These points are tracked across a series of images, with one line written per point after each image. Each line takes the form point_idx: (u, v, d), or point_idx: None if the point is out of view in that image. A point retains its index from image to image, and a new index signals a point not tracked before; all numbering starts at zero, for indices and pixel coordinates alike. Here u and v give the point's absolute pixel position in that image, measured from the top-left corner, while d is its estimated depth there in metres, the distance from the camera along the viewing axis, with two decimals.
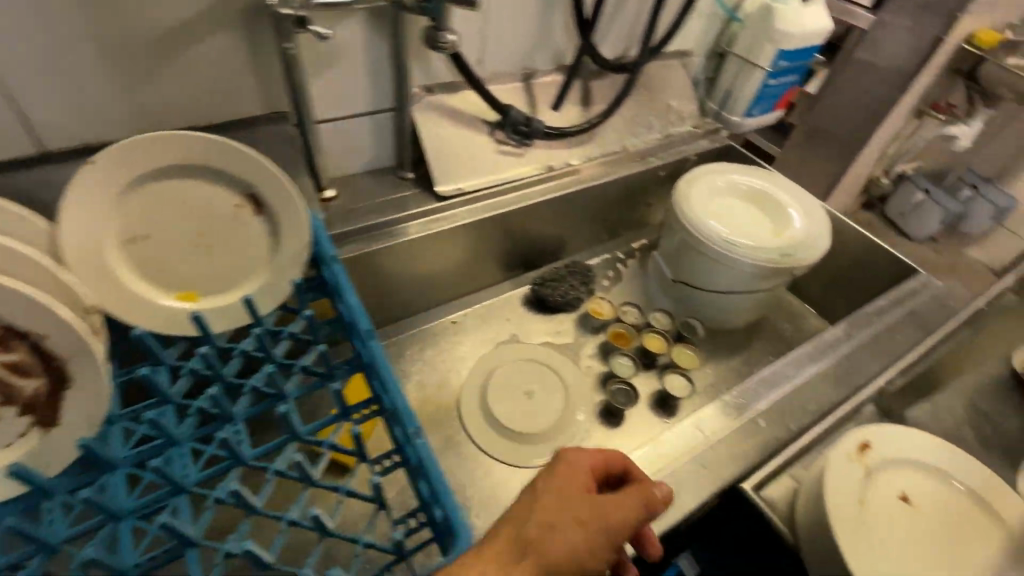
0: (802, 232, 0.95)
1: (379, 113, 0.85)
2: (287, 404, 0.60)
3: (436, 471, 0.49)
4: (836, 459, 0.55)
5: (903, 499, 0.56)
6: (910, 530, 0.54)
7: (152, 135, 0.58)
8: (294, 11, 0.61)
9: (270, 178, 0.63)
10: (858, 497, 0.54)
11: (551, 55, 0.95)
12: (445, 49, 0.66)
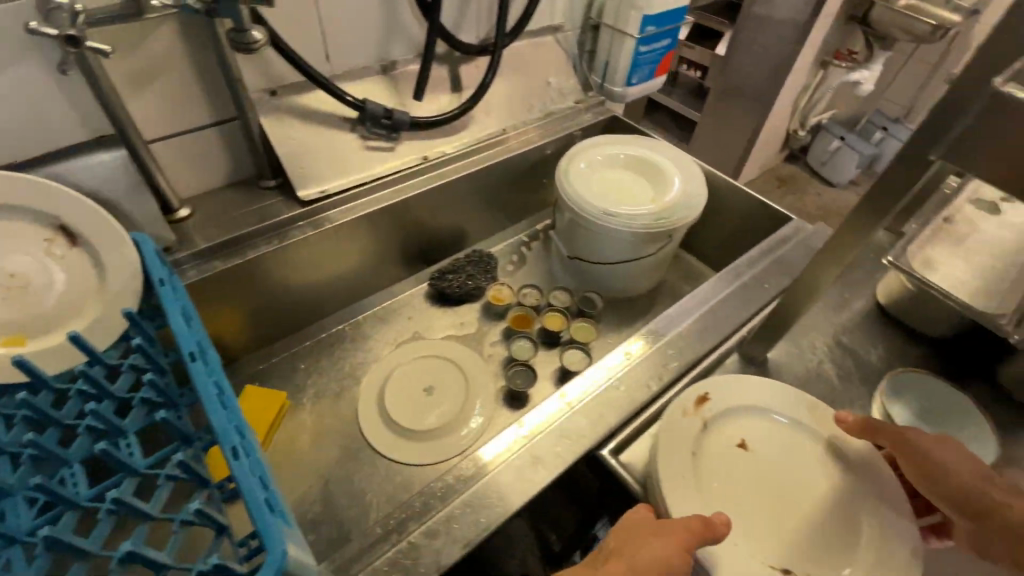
0: (678, 195, 0.97)
1: (225, 124, 0.81)
2: (124, 439, 0.56)
3: (259, 488, 0.47)
4: (672, 420, 0.57)
5: (742, 446, 0.58)
6: (744, 474, 0.56)
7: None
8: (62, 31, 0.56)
9: (88, 211, 0.62)
10: (690, 450, 0.56)
11: (406, 44, 0.92)
12: (255, 49, 0.65)
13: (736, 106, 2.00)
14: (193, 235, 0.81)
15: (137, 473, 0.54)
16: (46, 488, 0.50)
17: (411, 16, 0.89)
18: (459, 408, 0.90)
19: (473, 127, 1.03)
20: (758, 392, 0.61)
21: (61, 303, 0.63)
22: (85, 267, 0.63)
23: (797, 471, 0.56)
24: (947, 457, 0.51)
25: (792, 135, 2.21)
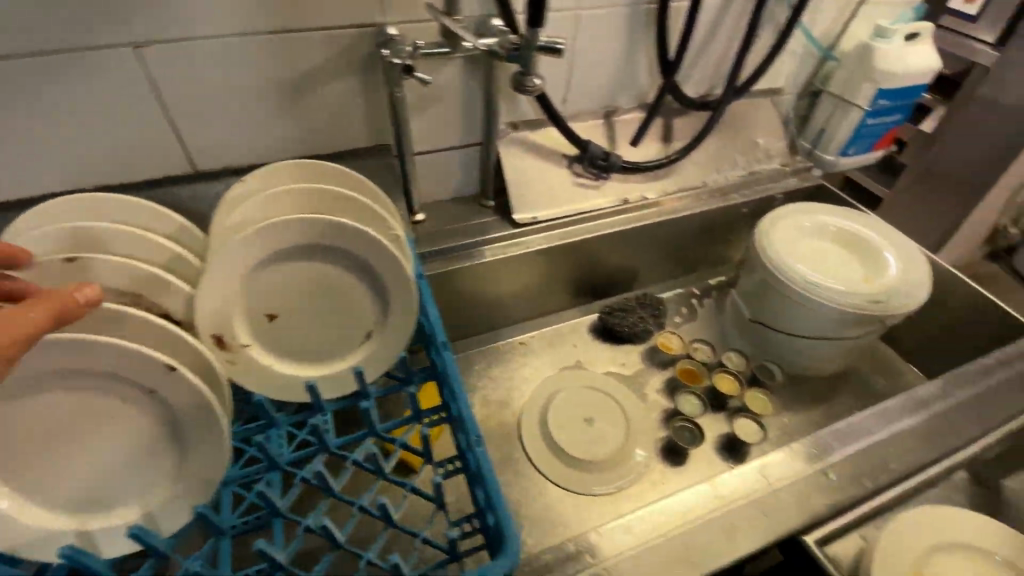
0: (898, 278, 0.89)
1: (469, 148, 0.93)
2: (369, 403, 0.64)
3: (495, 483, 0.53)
4: (129, 415, 0.51)
5: (268, 317, 0.61)
6: (291, 325, 0.63)
7: (295, 189, 0.63)
8: (402, 60, 0.69)
9: (392, 264, 0.63)
10: (102, 411, 0.51)
11: (633, 94, 0.98)
12: (530, 92, 0.72)
13: (935, 196, 1.77)
14: (424, 238, 0.92)
15: (391, 430, 0.64)
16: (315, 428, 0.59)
17: (644, 69, 0.94)
18: (620, 442, 0.91)
19: (674, 176, 1.05)
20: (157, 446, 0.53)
21: (75, 348, 0.47)
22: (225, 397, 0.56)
23: (350, 309, 0.64)
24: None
25: (1001, 231, 1.93)
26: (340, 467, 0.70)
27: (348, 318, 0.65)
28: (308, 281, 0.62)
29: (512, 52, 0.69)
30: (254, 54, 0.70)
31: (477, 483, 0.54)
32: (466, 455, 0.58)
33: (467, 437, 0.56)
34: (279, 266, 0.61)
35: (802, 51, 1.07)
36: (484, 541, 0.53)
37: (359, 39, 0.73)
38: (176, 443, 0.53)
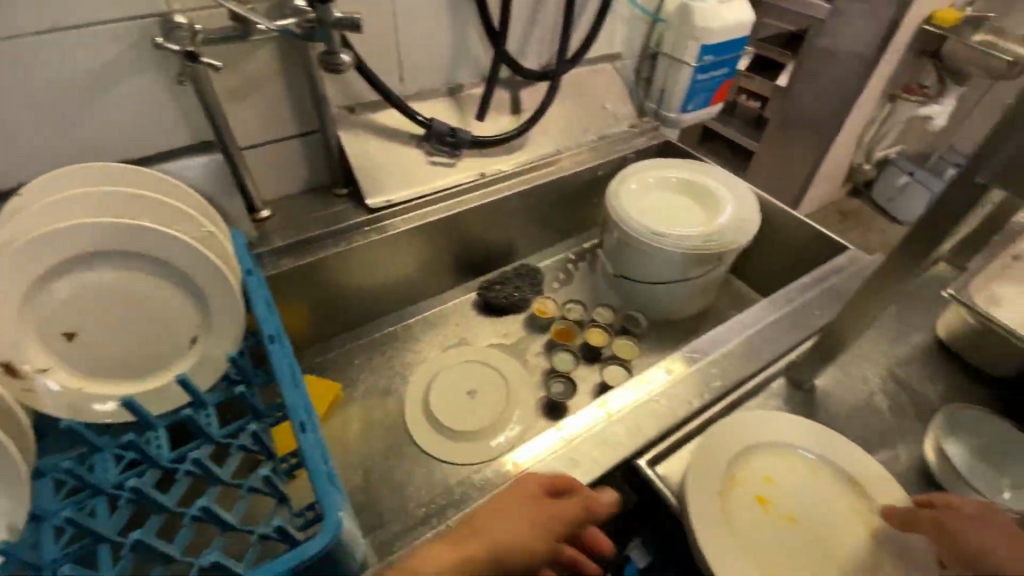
0: (731, 218, 0.97)
1: (308, 137, 0.90)
2: (203, 410, 0.61)
3: (322, 462, 0.52)
4: None
5: (67, 335, 0.59)
6: (97, 342, 0.61)
7: (82, 194, 0.59)
8: (182, 48, 0.66)
9: (206, 266, 0.62)
10: None
11: (473, 68, 0.99)
12: (342, 70, 0.72)
13: (793, 143, 1.93)
14: (272, 235, 0.88)
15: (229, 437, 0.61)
16: (135, 445, 0.55)
17: (476, 42, 0.96)
18: (501, 408, 0.93)
19: (527, 146, 1.07)
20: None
21: None
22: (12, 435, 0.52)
23: (168, 318, 0.63)
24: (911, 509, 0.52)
25: (857, 169, 2.11)
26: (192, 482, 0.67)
27: (168, 326, 0.63)
28: (113, 293, 0.60)
29: (309, 31, 0.68)
30: (20, 55, 0.63)
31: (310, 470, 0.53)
32: None
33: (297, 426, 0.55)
34: (76, 280, 0.58)
35: (632, 15, 1.13)
36: (316, 521, 0.52)
37: (147, 31, 0.69)
38: None
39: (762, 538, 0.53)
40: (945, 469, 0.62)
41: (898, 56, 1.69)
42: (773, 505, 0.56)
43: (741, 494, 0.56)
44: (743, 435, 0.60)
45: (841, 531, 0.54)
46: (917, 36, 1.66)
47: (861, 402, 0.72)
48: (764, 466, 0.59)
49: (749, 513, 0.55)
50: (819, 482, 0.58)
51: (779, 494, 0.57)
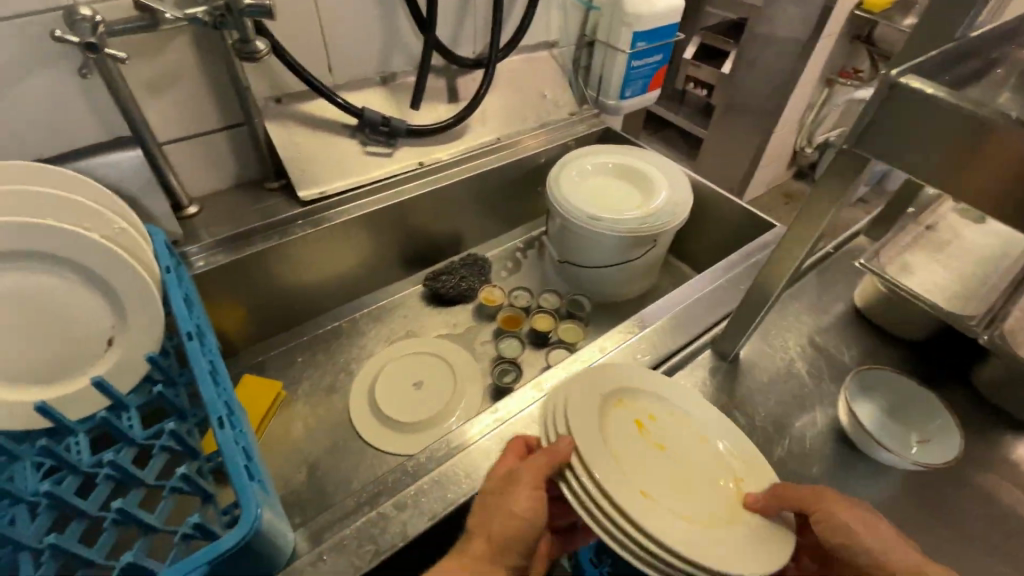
0: (664, 200, 1.00)
1: (235, 129, 0.87)
2: (124, 412, 0.60)
3: (241, 457, 0.52)
4: None
5: None
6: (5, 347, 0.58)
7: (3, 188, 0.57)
8: (83, 39, 0.63)
9: (119, 265, 0.60)
10: None
11: (405, 57, 0.98)
12: (258, 58, 0.70)
13: (737, 128, 1.99)
14: (200, 231, 0.86)
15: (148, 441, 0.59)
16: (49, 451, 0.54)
17: (407, 30, 0.95)
18: (447, 397, 0.94)
19: (466, 134, 1.07)
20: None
21: None
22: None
23: (80, 321, 0.61)
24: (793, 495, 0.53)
25: (800, 153, 2.19)
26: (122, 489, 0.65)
27: (81, 329, 0.61)
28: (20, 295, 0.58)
29: (218, 19, 0.66)
30: None
31: None
32: None
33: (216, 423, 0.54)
34: None
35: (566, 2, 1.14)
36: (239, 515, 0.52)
37: (46, 24, 0.66)
38: None
39: (634, 450, 0.56)
40: (858, 430, 0.66)
41: (831, 41, 1.75)
42: (649, 436, 0.59)
43: (621, 415, 0.59)
44: (642, 379, 0.64)
45: (698, 469, 0.58)
46: (847, 22, 1.73)
47: (783, 371, 0.75)
48: (650, 403, 0.62)
49: (625, 431, 0.58)
50: (698, 429, 0.62)
51: (654, 429, 0.60)
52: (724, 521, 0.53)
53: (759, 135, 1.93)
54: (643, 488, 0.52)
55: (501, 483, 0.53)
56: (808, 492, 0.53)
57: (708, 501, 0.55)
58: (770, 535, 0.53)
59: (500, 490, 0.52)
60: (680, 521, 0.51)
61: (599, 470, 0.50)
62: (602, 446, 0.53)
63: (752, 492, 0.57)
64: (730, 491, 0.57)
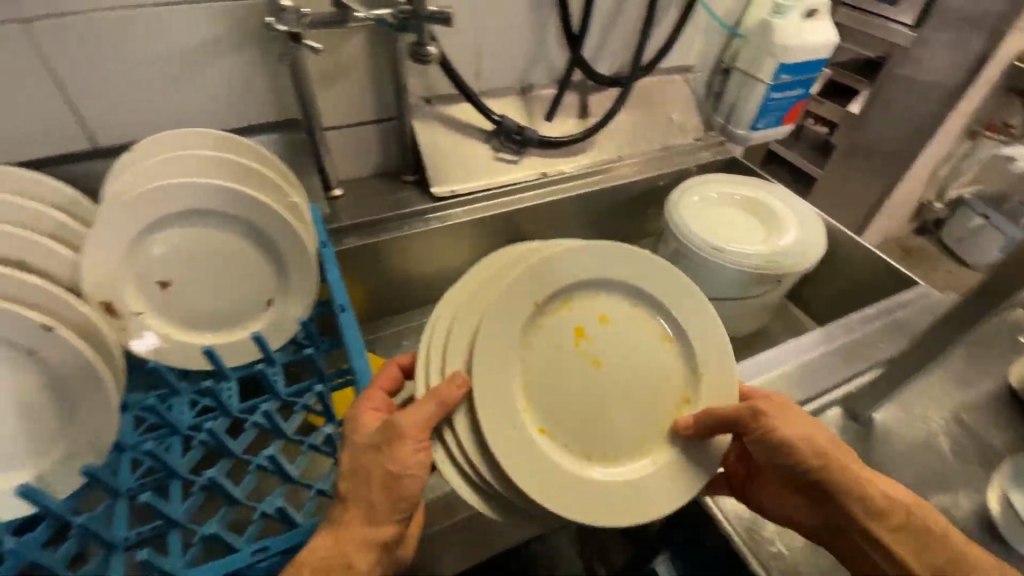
0: (793, 240, 0.96)
1: (384, 123, 0.94)
2: (273, 368, 0.65)
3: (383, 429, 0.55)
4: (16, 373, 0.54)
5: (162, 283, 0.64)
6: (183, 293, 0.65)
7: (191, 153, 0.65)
8: (288, 29, 0.68)
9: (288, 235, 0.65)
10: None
11: (546, 70, 1.00)
12: (427, 61, 0.75)
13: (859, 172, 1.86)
14: (341, 214, 0.93)
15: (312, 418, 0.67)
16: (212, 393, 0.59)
17: (554, 44, 0.97)
18: None
19: (594, 149, 1.08)
20: (46, 409, 0.56)
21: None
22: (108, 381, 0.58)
23: (247, 279, 0.67)
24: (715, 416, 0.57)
25: (925, 206, 2.02)
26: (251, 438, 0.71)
27: (246, 289, 0.67)
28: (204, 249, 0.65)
29: (402, 22, 0.71)
30: (142, 27, 0.69)
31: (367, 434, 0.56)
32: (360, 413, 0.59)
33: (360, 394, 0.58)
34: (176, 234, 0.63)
35: (708, 28, 1.12)
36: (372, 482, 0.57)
37: (253, 13, 0.73)
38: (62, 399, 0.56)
39: (547, 364, 0.59)
40: (1011, 524, 0.59)
41: (986, 90, 1.60)
42: (577, 350, 0.61)
43: (541, 326, 0.60)
44: (579, 285, 0.61)
45: (633, 380, 0.61)
46: (1009, 71, 1.57)
47: (920, 443, 0.69)
48: (602, 305, 0.63)
49: (558, 336, 0.60)
50: (651, 342, 0.63)
51: (540, 333, 0.59)
52: (644, 459, 0.58)
53: (884, 181, 1.80)
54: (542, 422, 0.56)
55: (382, 431, 0.52)
56: (749, 413, 0.57)
57: (624, 430, 0.59)
58: (671, 468, 0.58)
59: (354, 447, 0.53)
60: (569, 454, 0.56)
61: (483, 415, 0.50)
62: (455, 366, 0.53)
63: (690, 415, 0.60)
64: (672, 409, 0.61)
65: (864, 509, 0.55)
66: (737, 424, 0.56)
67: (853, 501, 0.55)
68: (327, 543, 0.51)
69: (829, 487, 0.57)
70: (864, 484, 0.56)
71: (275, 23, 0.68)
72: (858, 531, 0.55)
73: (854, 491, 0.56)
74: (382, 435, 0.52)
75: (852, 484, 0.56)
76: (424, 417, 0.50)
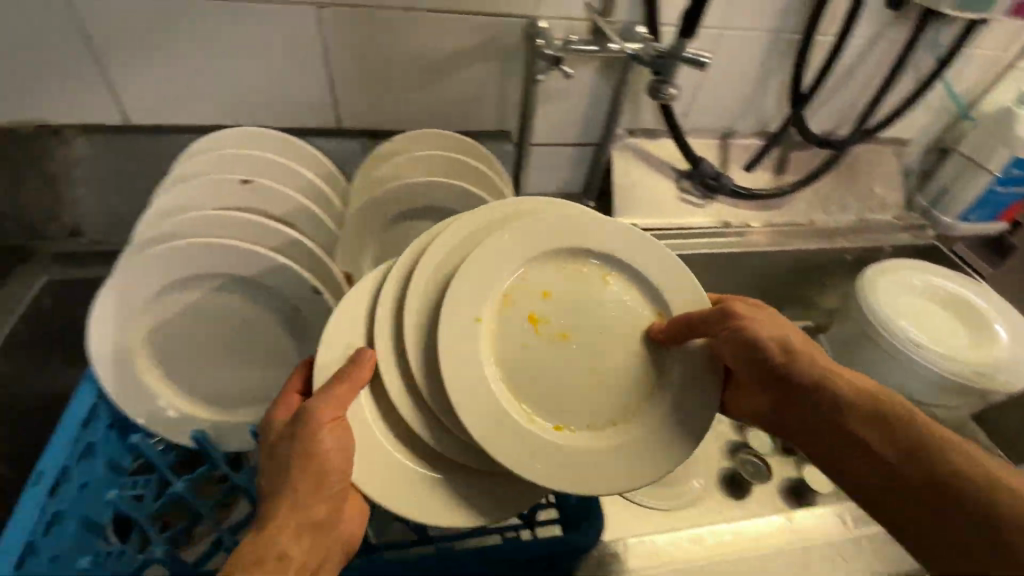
0: (1005, 355, 0.86)
1: (583, 147, 0.94)
2: None
3: None
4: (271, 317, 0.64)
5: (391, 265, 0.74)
6: None
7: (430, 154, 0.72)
8: (555, 52, 0.73)
9: None
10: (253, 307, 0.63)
11: (755, 120, 0.97)
12: (661, 100, 0.73)
13: None
14: None
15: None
16: None
17: (773, 96, 0.94)
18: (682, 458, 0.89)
19: (781, 208, 1.02)
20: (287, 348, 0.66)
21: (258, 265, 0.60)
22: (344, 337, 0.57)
23: None
24: (702, 315, 0.56)
25: None
26: None
27: None
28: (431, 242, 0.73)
29: (654, 61, 0.71)
30: (413, 27, 0.74)
31: None
32: None
33: None
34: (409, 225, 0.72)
35: (937, 105, 1.03)
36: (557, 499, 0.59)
37: (509, 29, 0.77)
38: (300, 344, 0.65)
39: (519, 345, 0.56)
40: None
41: None
42: (525, 314, 0.57)
43: (518, 281, 0.57)
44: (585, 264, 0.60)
45: (590, 370, 0.58)
46: None
47: None
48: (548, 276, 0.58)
49: (519, 324, 0.57)
50: (591, 322, 0.59)
51: (552, 303, 0.58)
52: (553, 428, 0.55)
53: None
54: (489, 318, 0.55)
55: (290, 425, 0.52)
56: (718, 316, 0.55)
57: (586, 399, 0.57)
58: (632, 465, 0.54)
59: (270, 441, 0.54)
60: (542, 421, 0.55)
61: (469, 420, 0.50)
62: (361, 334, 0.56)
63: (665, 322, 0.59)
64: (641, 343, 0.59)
65: (919, 433, 0.46)
66: (714, 326, 0.55)
67: (833, 398, 0.53)
68: (252, 540, 0.48)
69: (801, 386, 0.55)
70: (840, 385, 0.53)
71: (546, 48, 0.73)
72: (821, 419, 0.53)
73: (868, 411, 0.50)
74: (297, 425, 0.51)
75: (871, 402, 0.51)
76: (337, 406, 0.52)
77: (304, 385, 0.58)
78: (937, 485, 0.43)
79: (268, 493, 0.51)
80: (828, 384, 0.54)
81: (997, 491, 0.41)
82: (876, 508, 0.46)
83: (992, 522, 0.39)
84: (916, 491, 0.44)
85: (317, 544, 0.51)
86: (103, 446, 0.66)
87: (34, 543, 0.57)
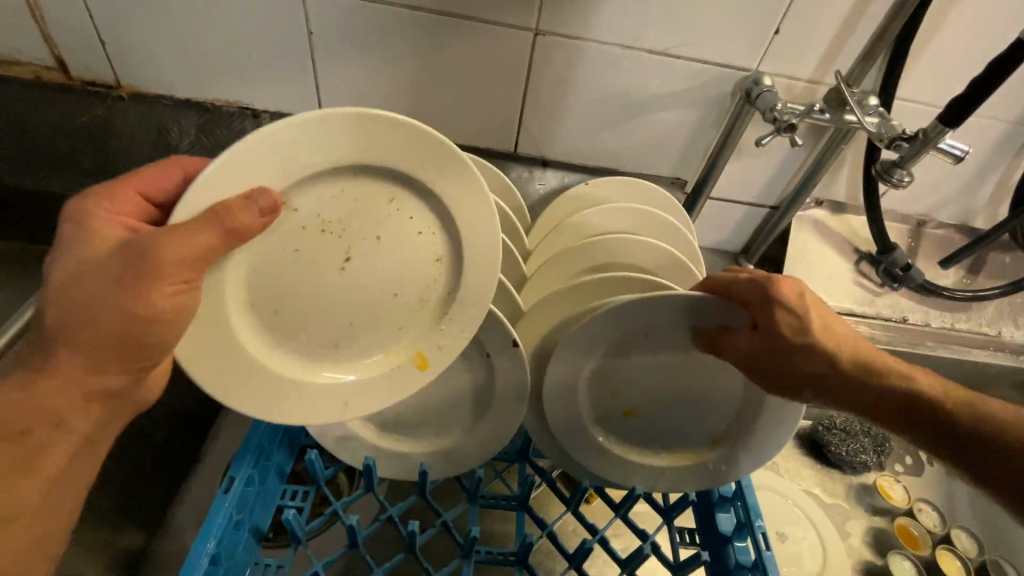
0: None
1: (756, 209, 0.86)
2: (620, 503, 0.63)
3: (746, 552, 0.58)
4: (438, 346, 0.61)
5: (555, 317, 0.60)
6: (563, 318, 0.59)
7: (617, 207, 0.67)
8: (788, 118, 0.65)
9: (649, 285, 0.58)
10: None
11: (958, 211, 0.86)
12: (890, 184, 0.69)
13: None
14: None
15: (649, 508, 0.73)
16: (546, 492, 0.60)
17: (988, 191, 0.84)
18: None
19: (960, 312, 0.92)
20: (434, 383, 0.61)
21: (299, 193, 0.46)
22: (328, 310, 0.51)
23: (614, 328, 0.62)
24: (731, 346, 0.53)
25: None
26: (548, 501, 0.70)
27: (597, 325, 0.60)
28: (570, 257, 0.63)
29: (898, 142, 0.65)
30: (625, 66, 0.71)
31: (730, 546, 0.59)
32: (716, 528, 0.61)
33: (726, 516, 0.61)
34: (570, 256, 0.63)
35: None
36: None
37: (722, 79, 0.71)
38: (479, 400, 0.61)
39: (598, 410, 0.61)
40: None
41: None
42: (624, 399, 0.60)
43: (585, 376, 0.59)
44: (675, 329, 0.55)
45: (706, 393, 0.60)
46: None
47: None
48: (619, 385, 0.60)
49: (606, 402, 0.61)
50: (695, 369, 0.59)
51: (630, 372, 0.59)
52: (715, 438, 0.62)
53: None
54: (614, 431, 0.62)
55: (115, 261, 0.42)
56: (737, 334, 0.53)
57: (706, 425, 0.61)
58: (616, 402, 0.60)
59: (74, 265, 0.43)
60: (670, 458, 0.63)
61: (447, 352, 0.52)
62: (264, 176, 0.43)
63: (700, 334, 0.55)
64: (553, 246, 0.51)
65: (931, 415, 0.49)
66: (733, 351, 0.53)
67: (831, 372, 0.51)
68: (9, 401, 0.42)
69: (809, 376, 0.51)
70: (831, 359, 0.51)
71: (781, 115, 0.65)
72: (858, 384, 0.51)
73: (861, 363, 0.51)
74: (127, 274, 0.41)
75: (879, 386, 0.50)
76: (198, 240, 0.40)
77: (165, 195, 0.50)
78: (917, 422, 0.49)
79: (47, 332, 0.42)
80: (816, 353, 0.51)
81: (952, 399, 0.49)
82: (885, 420, 0.50)
83: (962, 436, 0.47)
84: (911, 408, 0.49)
85: (103, 410, 0.47)
86: (278, 459, 0.62)
87: (216, 556, 0.53)
